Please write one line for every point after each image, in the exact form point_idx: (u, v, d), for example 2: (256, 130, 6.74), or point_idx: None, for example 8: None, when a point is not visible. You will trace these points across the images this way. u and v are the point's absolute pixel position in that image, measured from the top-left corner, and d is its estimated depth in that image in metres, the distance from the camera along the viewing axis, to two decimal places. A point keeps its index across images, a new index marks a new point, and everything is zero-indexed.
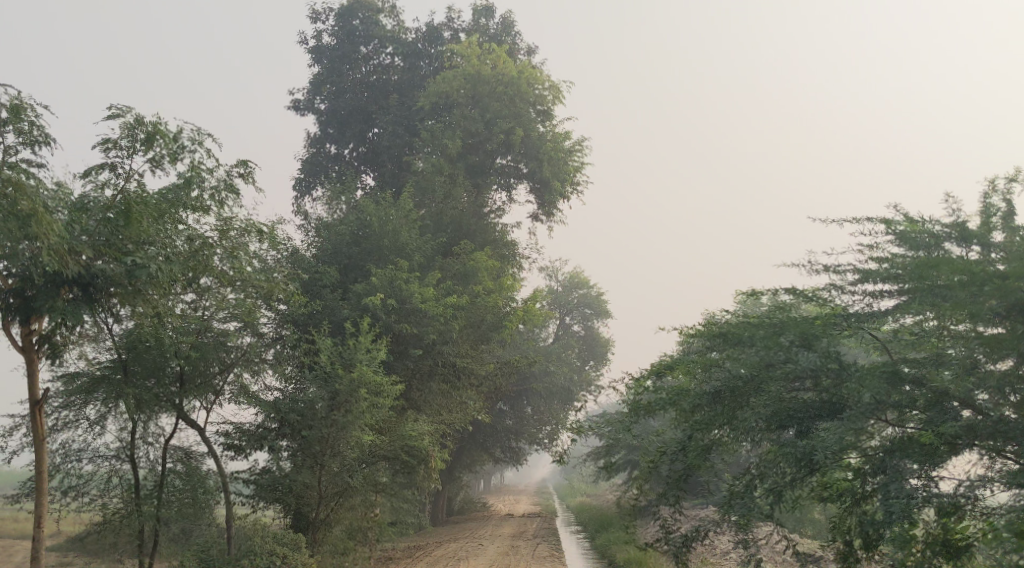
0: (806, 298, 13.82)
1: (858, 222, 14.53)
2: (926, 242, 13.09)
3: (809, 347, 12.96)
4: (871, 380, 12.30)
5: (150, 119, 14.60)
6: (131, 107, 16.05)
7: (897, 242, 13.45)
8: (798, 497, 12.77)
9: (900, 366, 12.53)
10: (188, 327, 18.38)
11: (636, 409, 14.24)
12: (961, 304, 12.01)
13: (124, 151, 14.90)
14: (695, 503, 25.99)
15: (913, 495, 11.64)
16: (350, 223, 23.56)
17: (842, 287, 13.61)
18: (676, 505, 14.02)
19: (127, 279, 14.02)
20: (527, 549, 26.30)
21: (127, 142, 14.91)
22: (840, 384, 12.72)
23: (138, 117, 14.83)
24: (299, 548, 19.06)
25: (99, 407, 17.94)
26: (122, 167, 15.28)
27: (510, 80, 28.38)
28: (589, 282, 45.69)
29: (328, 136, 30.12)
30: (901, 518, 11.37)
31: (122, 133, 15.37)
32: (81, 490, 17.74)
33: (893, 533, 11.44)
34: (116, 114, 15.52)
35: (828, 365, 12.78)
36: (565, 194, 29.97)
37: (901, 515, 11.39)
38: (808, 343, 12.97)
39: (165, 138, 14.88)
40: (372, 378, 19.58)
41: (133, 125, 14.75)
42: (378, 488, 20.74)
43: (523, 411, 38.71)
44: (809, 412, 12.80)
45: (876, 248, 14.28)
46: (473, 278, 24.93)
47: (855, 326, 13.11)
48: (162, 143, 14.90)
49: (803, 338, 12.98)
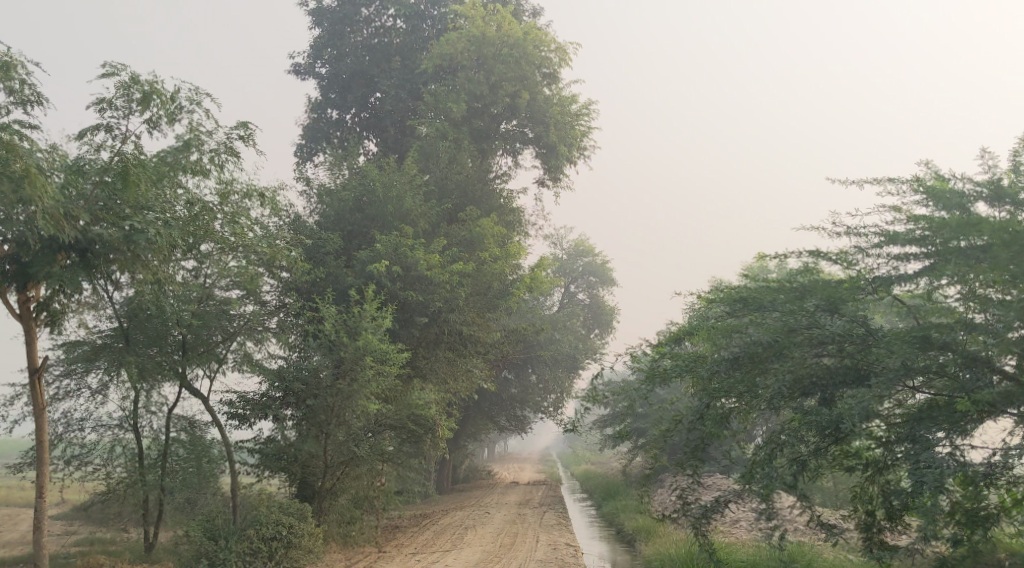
0: (829, 260, 13.40)
1: (883, 181, 14.06)
2: (957, 202, 12.63)
3: (835, 312, 12.69)
4: (899, 345, 11.94)
5: (146, 80, 14.15)
6: (128, 65, 15.60)
7: (927, 202, 12.97)
8: (821, 466, 12.50)
9: (929, 331, 12.14)
10: (190, 294, 18.22)
11: (650, 377, 13.90)
12: (1000, 265, 11.61)
13: (120, 111, 14.44)
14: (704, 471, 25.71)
15: (947, 465, 11.33)
16: (353, 189, 23.08)
17: (866, 248, 13.19)
18: (694, 475, 13.70)
19: (125, 245, 13.55)
20: (535, 517, 26.12)
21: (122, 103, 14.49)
22: (866, 349, 12.36)
23: (133, 75, 14.34)
24: (305, 518, 18.76)
25: (101, 376, 17.81)
26: (119, 128, 14.88)
27: (516, 42, 27.73)
28: (594, 250, 45.23)
29: (330, 101, 29.58)
30: (933, 488, 11.07)
31: (118, 93, 14.90)
32: (84, 460, 17.72)
33: (924, 504, 11.15)
34: (112, 73, 15.06)
35: (852, 330, 12.43)
36: (570, 159, 29.45)
37: (933, 485, 11.09)
38: (832, 307, 12.69)
39: (162, 97, 14.40)
40: (377, 346, 19.04)
41: (128, 85, 14.26)
42: (383, 457, 20.26)
43: (529, 379, 38.44)
44: (833, 379, 12.45)
45: (901, 208, 13.81)
46: (479, 244, 24.47)
47: (879, 290, 12.75)
48: (159, 103, 14.47)
49: (828, 302, 12.71)
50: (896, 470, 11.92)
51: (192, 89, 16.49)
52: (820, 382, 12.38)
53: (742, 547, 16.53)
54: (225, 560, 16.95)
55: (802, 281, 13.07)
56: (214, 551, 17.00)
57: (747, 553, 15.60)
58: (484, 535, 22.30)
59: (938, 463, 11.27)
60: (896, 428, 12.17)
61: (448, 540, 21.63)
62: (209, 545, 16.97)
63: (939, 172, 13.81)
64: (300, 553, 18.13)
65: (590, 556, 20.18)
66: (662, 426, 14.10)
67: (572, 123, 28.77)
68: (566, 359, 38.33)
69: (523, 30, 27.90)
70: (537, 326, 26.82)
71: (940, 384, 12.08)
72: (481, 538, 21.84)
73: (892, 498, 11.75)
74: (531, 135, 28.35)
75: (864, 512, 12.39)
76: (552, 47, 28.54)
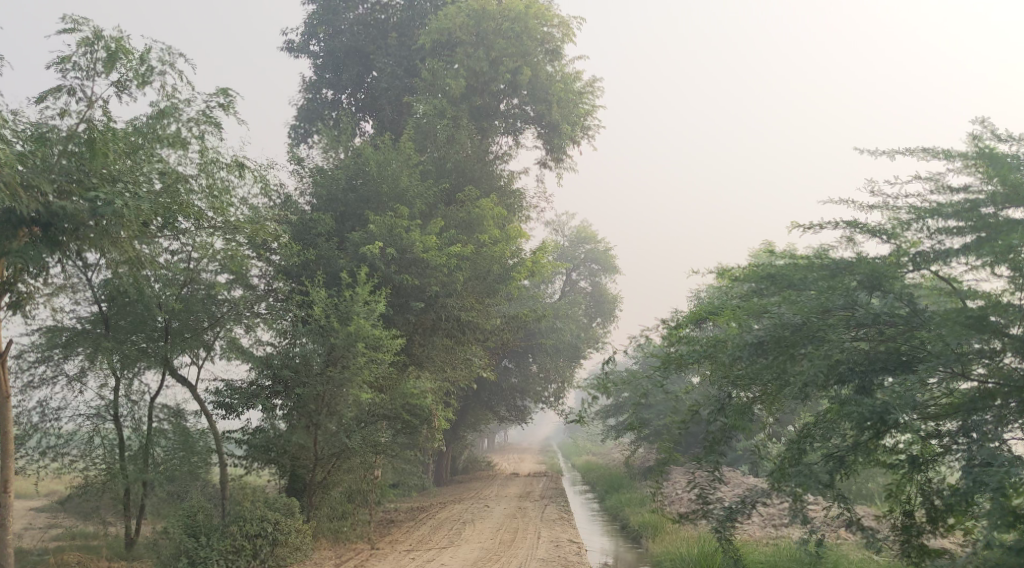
0: (866, 232, 12.42)
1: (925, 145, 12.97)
2: (1019, 165, 11.59)
3: (877, 291, 11.70)
4: (949, 327, 10.89)
5: (112, 37, 13.06)
6: (92, 20, 14.50)
7: (974, 169, 11.89)
8: (855, 463, 11.55)
9: (985, 312, 11.01)
10: (173, 277, 17.37)
11: (665, 363, 12.84)
12: None
13: (84, 71, 13.41)
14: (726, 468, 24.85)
15: (1007, 462, 10.41)
16: (347, 168, 22.06)
17: (904, 223, 12.20)
18: (714, 472, 12.69)
19: (91, 218, 12.61)
20: (535, 512, 25.11)
21: (86, 63, 13.43)
22: (909, 333, 11.43)
23: (98, 31, 13.27)
24: (292, 514, 17.73)
25: (80, 362, 16.77)
26: (83, 91, 13.82)
27: (516, 16, 26.67)
28: (596, 237, 44.28)
29: (324, 81, 28.53)
30: (996, 489, 10.12)
31: (81, 52, 13.87)
32: (62, 451, 16.64)
33: (988, 507, 10.18)
34: (74, 28, 13.94)
35: (896, 310, 11.49)
36: (574, 138, 28.46)
37: (995, 486, 10.15)
38: (874, 284, 11.71)
39: (130, 57, 13.36)
40: (369, 333, 17.97)
41: (92, 41, 13.20)
42: (378, 450, 19.09)
43: (529, 369, 37.34)
44: (873, 365, 11.38)
45: (944, 174, 12.73)
46: (478, 227, 23.34)
47: (924, 266, 11.81)
48: (126, 63, 13.40)
49: (870, 278, 11.66)
50: (950, 464, 11.22)
51: (163, 49, 15.43)
52: (858, 369, 11.36)
53: (758, 547, 15.54)
54: (206, 558, 16.00)
55: (836, 256, 12.04)
56: (193, 549, 16.01)
57: (764, 555, 14.59)
58: (483, 531, 21.31)
59: (998, 460, 10.47)
60: (946, 419, 11.28)
61: (445, 536, 20.65)
62: (190, 543, 15.97)
63: (990, 133, 12.63)
64: (287, 552, 17.14)
65: (594, 553, 19.20)
66: (676, 417, 13.08)
67: (575, 102, 27.75)
68: (568, 348, 37.39)
69: (525, 5, 26.89)
70: (538, 313, 25.75)
71: (986, 368, 11.10)
72: (480, 535, 20.80)
73: (948, 493, 11.15)
74: (533, 114, 27.34)
75: (902, 512, 11.72)
76: (555, 23, 27.51)
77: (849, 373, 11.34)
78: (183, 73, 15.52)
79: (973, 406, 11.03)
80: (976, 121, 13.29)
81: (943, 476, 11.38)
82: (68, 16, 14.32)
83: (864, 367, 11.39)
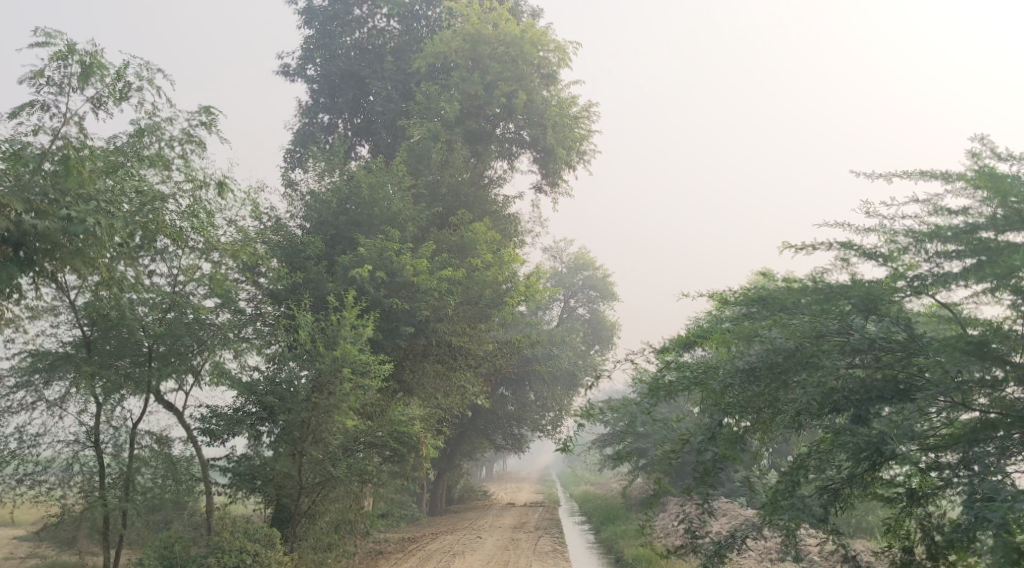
0: (862, 255, 12.07)
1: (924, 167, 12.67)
2: (1020, 186, 11.27)
3: (873, 315, 11.35)
4: (948, 354, 10.50)
5: (87, 51, 12.86)
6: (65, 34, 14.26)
7: (974, 191, 11.57)
8: (852, 495, 11.15)
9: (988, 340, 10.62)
10: (157, 301, 17.13)
11: (655, 390, 12.44)
12: None
13: (58, 86, 13.18)
14: (722, 500, 24.33)
15: (1010, 497, 9.97)
16: (338, 191, 21.81)
17: (903, 247, 11.84)
18: (705, 505, 12.24)
19: (64, 236, 12.24)
20: (527, 544, 24.51)
21: (60, 78, 13.20)
22: (907, 360, 11.06)
23: (71, 45, 13.04)
24: (272, 544, 17.29)
25: (62, 388, 16.25)
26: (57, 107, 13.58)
27: (512, 40, 26.50)
28: (594, 264, 44.01)
29: (319, 105, 28.16)
30: (998, 526, 9.67)
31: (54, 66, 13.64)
32: (39, 478, 16.01)
33: (990, 544, 9.73)
34: (47, 41, 13.70)
35: (892, 335, 11.14)
36: (570, 163, 28.24)
37: (999, 523, 9.69)
38: (867, 308, 11.40)
39: (105, 71, 13.16)
40: (356, 357, 17.74)
41: (65, 55, 12.98)
42: (364, 478, 18.63)
43: (526, 397, 36.90)
44: (869, 393, 11.04)
45: (943, 196, 12.39)
46: (471, 251, 22.90)
47: (923, 290, 11.40)
48: (102, 79, 13.21)
49: (867, 301, 11.33)
50: (951, 498, 10.78)
51: (141, 64, 15.25)
52: (854, 398, 11.02)
53: None
54: None
55: (830, 279, 11.71)
56: None
57: None
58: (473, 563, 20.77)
59: (1001, 495, 10.04)
60: (947, 450, 10.77)
61: None
62: None
63: (990, 153, 12.32)
64: None
65: None
66: (665, 446, 12.65)
67: (571, 126, 27.54)
68: (565, 376, 36.96)
69: (520, 29, 26.75)
70: (533, 339, 25.32)
71: (987, 398, 10.73)
72: None
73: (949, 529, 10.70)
74: (528, 138, 27.14)
75: (900, 547, 11.29)
76: (552, 47, 27.37)
77: (843, 403, 11.03)
78: (160, 89, 15.34)
79: (975, 436, 10.64)
80: (980, 139, 12.94)
81: (942, 509, 10.96)
82: (41, 29, 14.08)
83: (860, 396, 11.03)
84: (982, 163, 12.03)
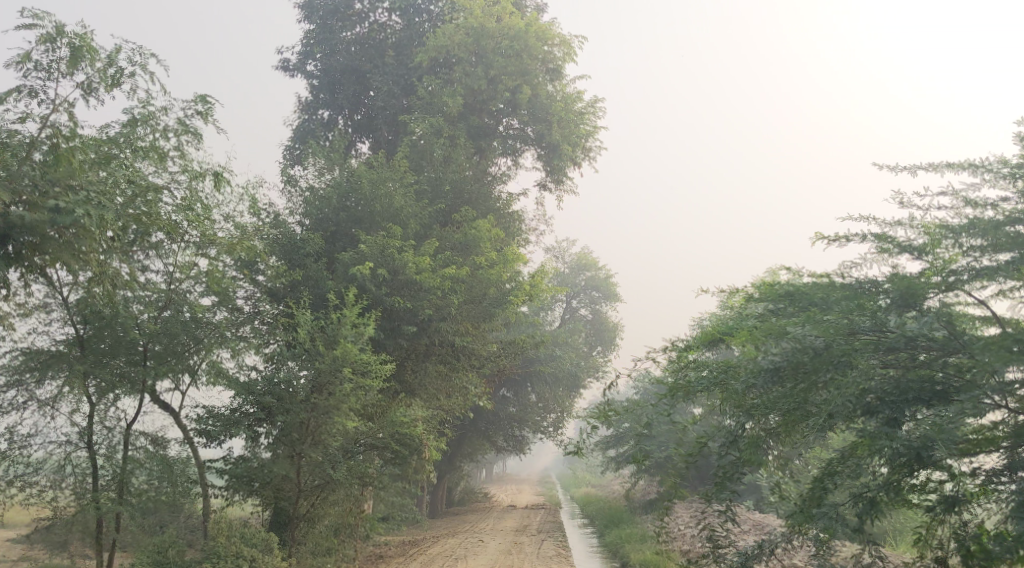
0: (902, 247, 11.60)
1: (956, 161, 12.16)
2: None
3: (911, 310, 10.96)
4: (993, 353, 9.97)
5: (77, 33, 12.45)
6: (53, 16, 13.81)
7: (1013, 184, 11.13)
8: (881, 502, 10.65)
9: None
10: (152, 299, 16.61)
11: (671, 390, 11.95)
12: None
13: (46, 71, 12.75)
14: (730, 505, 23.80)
15: None
16: (339, 187, 21.32)
17: (950, 240, 11.36)
18: (724, 512, 11.72)
19: (52, 229, 11.76)
20: (530, 548, 23.99)
21: (48, 62, 12.77)
22: (946, 358, 10.66)
23: (58, 27, 12.61)
24: (270, 550, 16.78)
25: (54, 387, 15.68)
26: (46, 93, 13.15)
27: (516, 34, 26.02)
28: (597, 265, 43.50)
29: (319, 101, 27.68)
30: None
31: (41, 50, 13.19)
32: (30, 480, 15.40)
33: None
34: (35, 23, 13.23)
35: (933, 333, 10.73)
36: (575, 160, 27.77)
37: None
38: (905, 304, 11.01)
39: (95, 54, 12.73)
40: (357, 357, 17.19)
41: (53, 38, 12.55)
42: (364, 481, 18.13)
43: (527, 398, 36.42)
44: (905, 397, 10.53)
45: (975, 188, 11.87)
46: (474, 248, 22.31)
47: (959, 287, 10.95)
48: (92, 63, 12.79)
49: (904, 295, 10.91)
50: (985, 506, 10.47)
51: (133, 50, 14.83)
52: (891, 400, 10.56)
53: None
54: None
55: (860, 275, 11.44)
56: None
57: None
58: None
59: None
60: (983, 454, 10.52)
61: None
62: None
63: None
64: None
65: None
66: (681, 449, 12.15)
67: (576, 122, 27.05)
68: (567, 378, 36.45)
69: (525, 23, 26.24)
70: (536, 339, 24.83)
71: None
72: None
73: (985, 536, 10.20)
74: (531, 135, 26.72)
75: (934, 557, 10.77)
76: (556, 41, 26.90)
77: (878, 405, 10.60)
78: (154, 76, 14.92)
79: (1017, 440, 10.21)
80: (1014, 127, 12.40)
81: (977, 518, 10.56)
82: (28, 10, 13.59)
83: (895, 397, 10.59)
84: (1016, 155, 11.52)
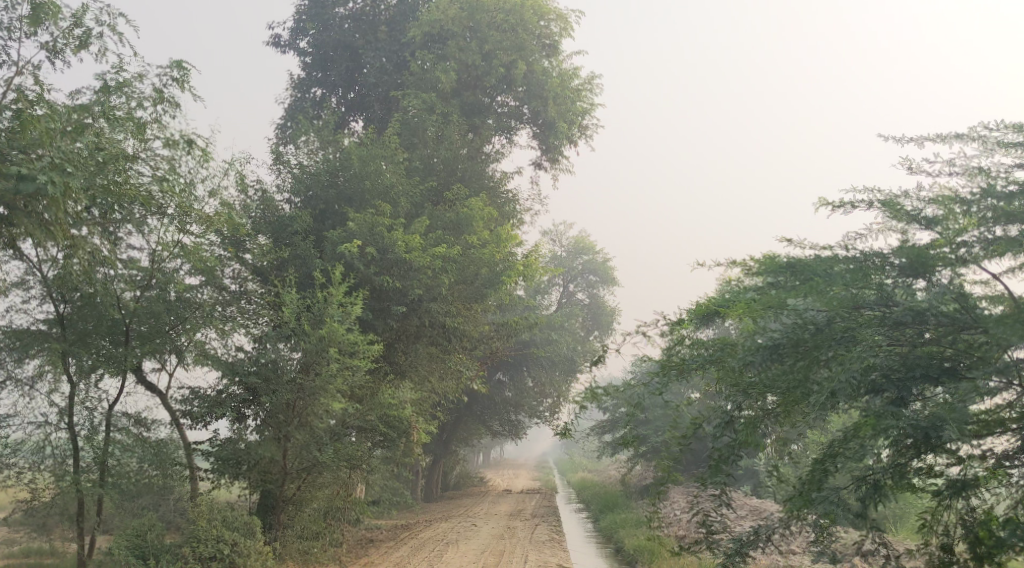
0: (911, 218, 11.19)
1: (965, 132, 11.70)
2: None
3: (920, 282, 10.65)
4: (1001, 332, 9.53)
5: None
6: None
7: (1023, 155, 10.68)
8: (884, 487, 10.24)
9: None
10: (134, 276, 16.11)
11: (666, 369, 11.50)
12: None
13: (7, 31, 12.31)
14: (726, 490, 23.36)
15: None
16: (329, 163, 20.82)
17: (959, 214, 10.92)
18: (721, 496, 11.30)
19: (19, 197, 11.27)
20: (524, 533, 23.65)
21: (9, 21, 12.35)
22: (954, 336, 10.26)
23: None
24: (253, 534, 16.33)
25: (35, 365, 15.15)
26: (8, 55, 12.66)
27: (512, 9, 25.50)
28: (594, 248, 43.02)
29: (312, 79, 27.19)
30: None
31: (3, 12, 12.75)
32: (6, 461, 14.77)
33: None
34: None
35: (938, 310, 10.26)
36: (571, 138, 27.30)
37: None
38: (916, 272, 10.76)
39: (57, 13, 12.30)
40: (345, 337, 16.74)
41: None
42: (351, 464, 17.71)
43: (524, 382, 36.01)
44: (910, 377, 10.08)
45: (985, 160, 11.40)
46: (466, 228, 21.84)
47: (968, 260, 10.56)
48: (55, 22, 12.37)
49: (914, 263, 10.65)
50: (993, 492, 10.18)
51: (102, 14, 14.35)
52: (893, 378, 10.25)
53: None
54: None
55: (865, 248, 10.98)
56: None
57: None
58: (467, 553, 19.93)
59: None
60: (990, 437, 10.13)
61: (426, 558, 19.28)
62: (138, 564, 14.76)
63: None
64: None
65: None
66: (675, 430, 11.70)
67: (572, 99, 26.56)
68: (563, 362, 36.07)
69: None
70: (531, 321, 24.41)
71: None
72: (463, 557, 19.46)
73: (993, 523, 9.83)
74: (527, 112, 26.23)
75: (938, 544, 10.38)
76: (553, 17, 26.41)
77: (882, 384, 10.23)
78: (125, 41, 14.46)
79: None
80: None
81: (985, 504, 10.25)
82: None
83: (901, 375, 10.28)
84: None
